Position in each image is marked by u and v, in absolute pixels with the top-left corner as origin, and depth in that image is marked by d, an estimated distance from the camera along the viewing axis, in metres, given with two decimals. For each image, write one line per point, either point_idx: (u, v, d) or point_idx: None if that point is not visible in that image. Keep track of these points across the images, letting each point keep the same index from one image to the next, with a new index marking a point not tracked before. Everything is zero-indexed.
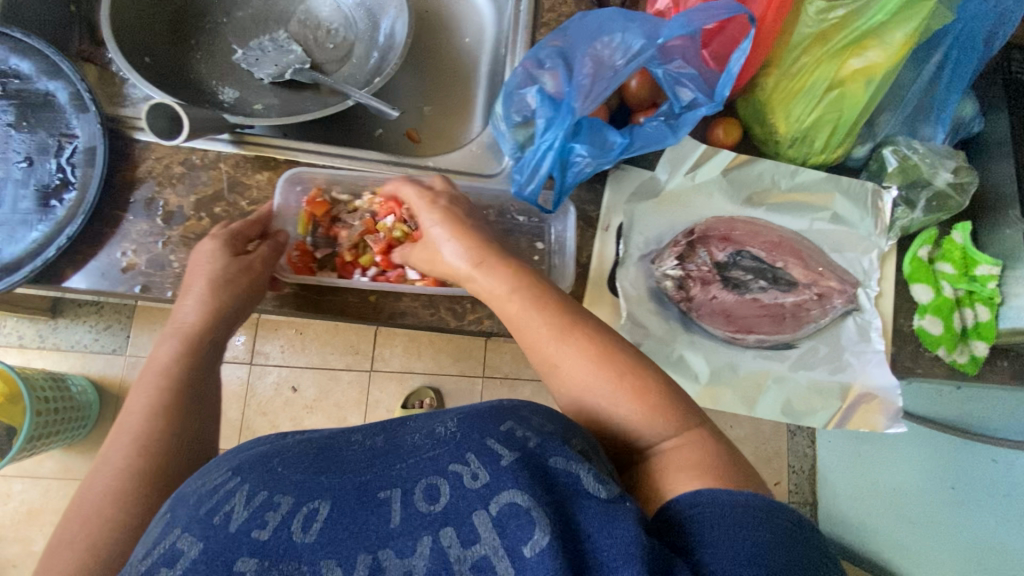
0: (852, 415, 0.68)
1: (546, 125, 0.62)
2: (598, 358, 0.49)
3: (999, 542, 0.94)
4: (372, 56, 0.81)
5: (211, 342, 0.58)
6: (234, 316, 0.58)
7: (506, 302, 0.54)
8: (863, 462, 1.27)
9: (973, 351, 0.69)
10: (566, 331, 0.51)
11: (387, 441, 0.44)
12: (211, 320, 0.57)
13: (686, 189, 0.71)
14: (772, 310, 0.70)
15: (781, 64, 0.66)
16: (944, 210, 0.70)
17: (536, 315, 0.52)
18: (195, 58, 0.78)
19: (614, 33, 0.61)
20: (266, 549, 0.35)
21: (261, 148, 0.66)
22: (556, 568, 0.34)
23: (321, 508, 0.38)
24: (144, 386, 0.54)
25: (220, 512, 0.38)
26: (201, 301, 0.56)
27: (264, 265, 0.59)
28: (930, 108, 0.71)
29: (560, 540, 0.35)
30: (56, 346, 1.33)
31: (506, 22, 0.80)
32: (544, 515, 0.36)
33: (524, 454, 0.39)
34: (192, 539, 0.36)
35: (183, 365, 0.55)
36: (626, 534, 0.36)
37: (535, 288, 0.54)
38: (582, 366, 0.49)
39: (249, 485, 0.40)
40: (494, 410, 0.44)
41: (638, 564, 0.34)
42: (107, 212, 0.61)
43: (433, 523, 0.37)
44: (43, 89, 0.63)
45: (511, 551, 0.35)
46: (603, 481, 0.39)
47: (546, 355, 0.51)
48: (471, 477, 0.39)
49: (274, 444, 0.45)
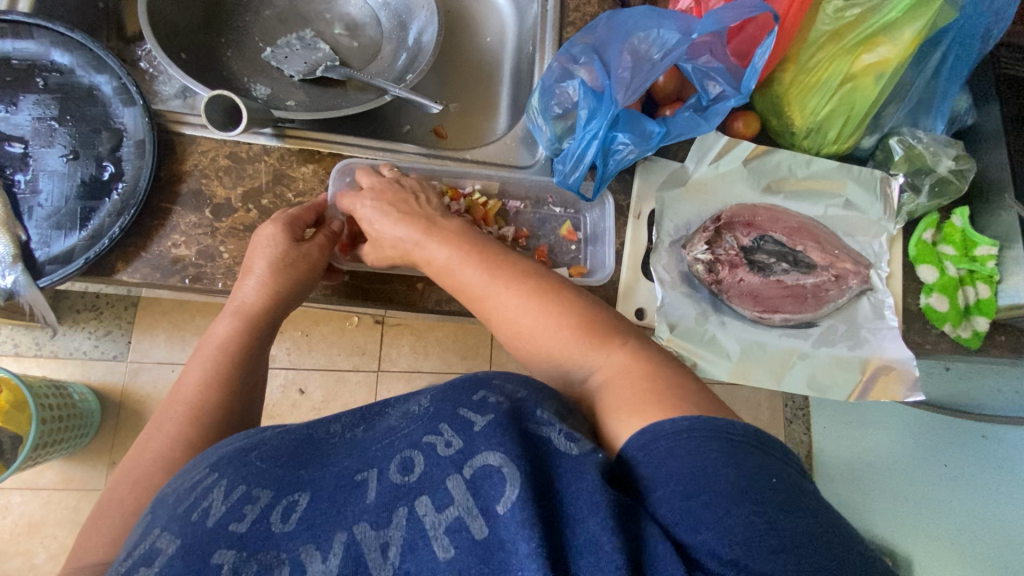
0: (873, 387, 0.71)
1: (590, 116, 0.66)
2: (526, 296, 0.51)
3: (994, 516, 0.99)
4: (400, 56, 0.83)
5: (267, 328, 0.58)
6: (282, 305, 0.58)
7: (446, 259, 0.56)
8: (857, 445, 1.32)
9: (976, 326, 0.74)
10: (495, 275, 0.53)
11: (365, 429, 0.43)
12: (270, 306, 0.57)
13: (712, 178, 0.76)
14: (795, 290, 0.75)
15: (798, 60, 0.71)
16: (944, 195, 0.76)
17: (465, 267, 0.54)
18: (226, 55, 0.79)
19: (651, 29, 0.64)
20: (244, 540, 0.35)
21: (306, 141, 0.68)
22: (526, 520, 0.33)
23: (300, 499, 0.37)
24: (197, 366, 0.54)
25: (198, 509, 0.38)
26: (259, 287, 0.57)
27: (321, 254, 0.60)
28: (931, 101, 0.77)
29: (530, 492, 0.34)
30: (54, 353, 1.28)
31: (530, 20, 0.83)
32: (515, 471, 0.35)
33: (497, 414, 0.38)
34: (171, 537, 0.37)
35: (235, 343, 0.55)
36: (592, 484, 0.35)
37: (469, 244, 0.56)
38: (511, 311, 0.51)
39: (228, 480, 0.40)
40: (467, 381, 0.42)
41: (608, 511, 0.34)
42: (157, 204, 0.62)
43: (409, 494, 0.36)
44: (89, 83, 0.64)
45: (485, 510, 0.34)
46: (574, 440, 0.38)
47: (486, 307, 0.53)
48: (445, 445, 0.38)
49: (249, 439, 0.44)
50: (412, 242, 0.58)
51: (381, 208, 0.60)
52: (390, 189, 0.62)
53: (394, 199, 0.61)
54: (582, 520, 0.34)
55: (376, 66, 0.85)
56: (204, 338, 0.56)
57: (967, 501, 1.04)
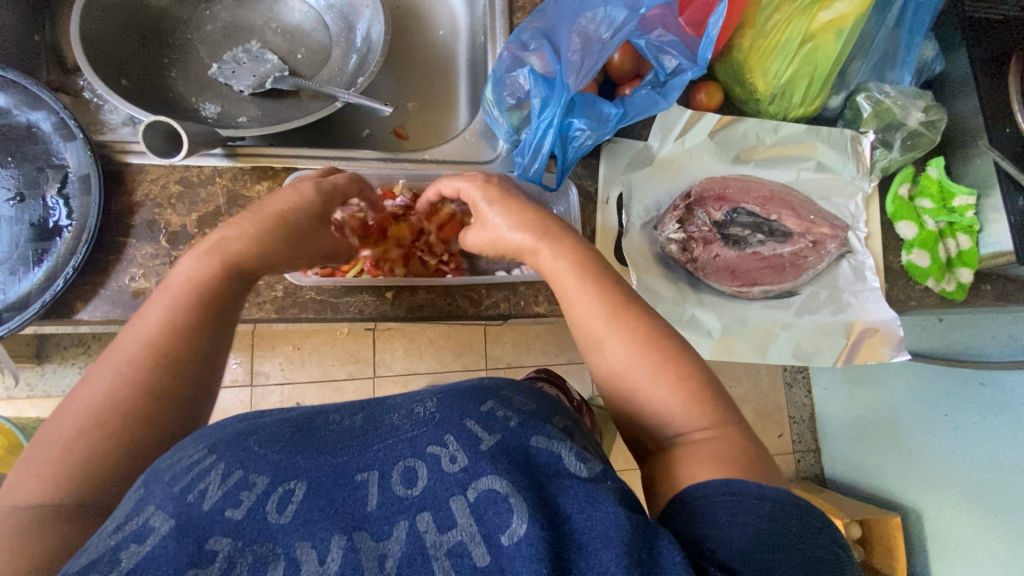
0: (858, 350, 0.70)
1: (542, 104, 0.64)
2: (644, 344, 0.45)
3: (1000, 465, 0.97)
4: (352, 58, 0.81)
5: (216, 317, 0.46)
6: (236, 281, 0.48)
7: (568, 276, 0.49)
8: (858, 400, 1.30)
9: (959, 279, 0.72)
10: (616, 308, 0.47)
11: (366, 420, 0.40)
12: (223, 277, 0.47)
13: (679, 155, 0.74)
14: (772, 261, 0.75)
15: (756, 24, 0.69)
16: (918, 148, 0.74)
17: (589, 297, 0.48)
18: (171, 77, 0.77)
19: (597, 8, 0.62)
20: (240, 529, 0.33)
21: (257, 158, 0.66)
22: (535, 557, 0.31)
23: (296, 489, 0.34)
24: (100, 376, 0.42)
25: (194, 490, 0.34)
26: (202, 257, 0.47)
27: (299, 216, 0.52)
28: (896, 56, 0.75)
29: (537, 525, 0.32)
30: (46, 392, 1.24)
31: (480, 8, 0.80)
32: (522, 501, 0.33)
33: (505, 436, 0.37)
34: (165, 516, 0.33)
35: (170, 334, 0.43)
36: (603, 518, 0.33)
37: (595, 263, 0.50)
38: (631, 355, 0.45)
39: (226, 463, 0.36)
40: (476, 390, 0.41)
41: (621, 547, 0.32)
42: (109, 239, 0.61)
43: (410, 508, 0.34)
44: (25, 120, 0.62)
45: (488, 537, 0.32)
46: (585, 460, 0.37)
47: (596, 339, 0.46)
48: (449, 460, 0.36)
49: (249, 423, 0.41)
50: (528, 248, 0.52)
51: (505, 206, 0.54)
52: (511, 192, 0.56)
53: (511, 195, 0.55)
54: (594, 553, 0.32)
55: (327, 72, 0.82)
56: (133, 318, 0.45)
57: (967, 449, 1.03)
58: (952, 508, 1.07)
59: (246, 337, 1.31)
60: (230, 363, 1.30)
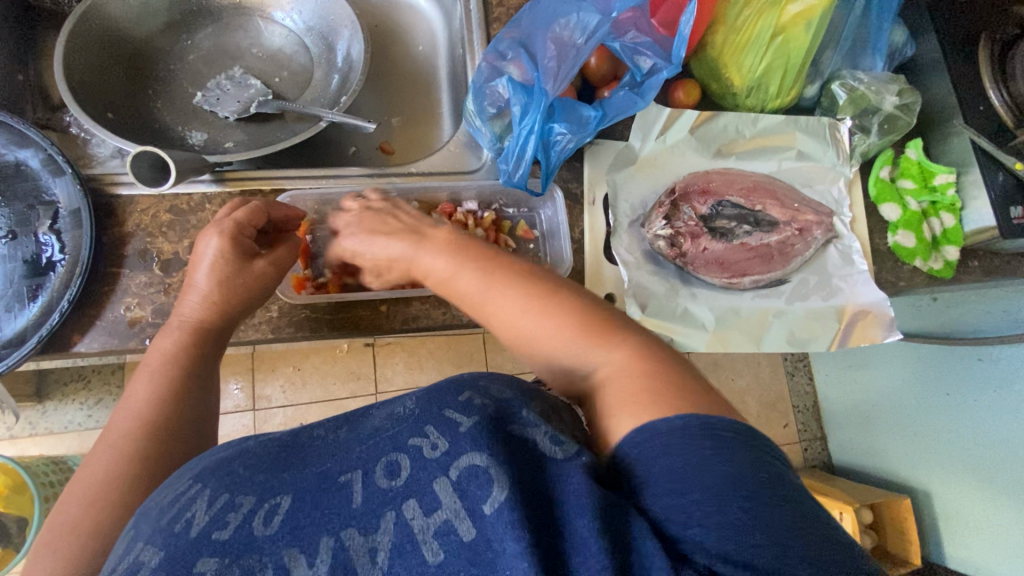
0: (852, 332, 0.71)
1: (522, 111, 0.65)
2: (528, 298, 0.44)
3: (1005, 434, 0.97)
4: (333, 78, 0.82)
5: (194, 383, 0.51)
6: (209, 346, 0.54)
7: (446, 269, 0.48)
8: (855, 374, 1.32)
9: (946, 256, 0.73)
10: (491, 281, 0.46)
11: (350, 429, 0.40)
12: (193, 344, 0.53)
13: (660, 153, 0.76)
14: (760, 250, 0.76)
15: (726, 20, 0.70)
16: (895, 131, 0.75)
17: (466, 276, 0.47)
18: (156, 107, 0.78)
19: (570, 14, 0.64)
20: (227, 547, 0.33)
21: (246, 182, 0.67)
22: (516, 525, 0.31)
23: (282, 501, 0.35)
24: (95, 460, 0.46)
25: (181, 519, 0.35)
26: (174, 334, 0.53)
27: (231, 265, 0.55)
28: (867, 39, 0.76)
29: (518, 497, 0.32)
30: (48, 430, 1.22)
31: (457, 22, 0.82)
32: (503, 473, 0.32)
33: (483, 418, 0.36)
34: (154, 550, 0.34)
35: (156, 407, 0.48)
36: (577, 486, 0.33)
37: (465, 245, 0.49)
38: (514, 313, 0.44)
39: (212, 490, 0.37)
40: (452, 382, 0.39)
41: (593, 513, 0.32)
42: (104, 270, 0.61)
43: (395, 498, 0.34)
44: (14, 159, 0.62)
45: (471, 511, 0.32)
46: (559, 443, 0.36)
47: (489, 316, 0.46)
48: (430, 447, 0.35)
49: (232, 448, 0.41)
50: (404, 259, 0.50)
51: (365, 226, 0.53)
52: (377, 209, 0.55)
53: (376, 220, 0.54)
54: (571, 522, 0.32)
55: (310, 93, 0.83)
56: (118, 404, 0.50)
57: (973, 421, 1.03)
58: (963, 484, 1.06)
59: (246, 360, 1.32)
60: (232, 388, 1.30)
